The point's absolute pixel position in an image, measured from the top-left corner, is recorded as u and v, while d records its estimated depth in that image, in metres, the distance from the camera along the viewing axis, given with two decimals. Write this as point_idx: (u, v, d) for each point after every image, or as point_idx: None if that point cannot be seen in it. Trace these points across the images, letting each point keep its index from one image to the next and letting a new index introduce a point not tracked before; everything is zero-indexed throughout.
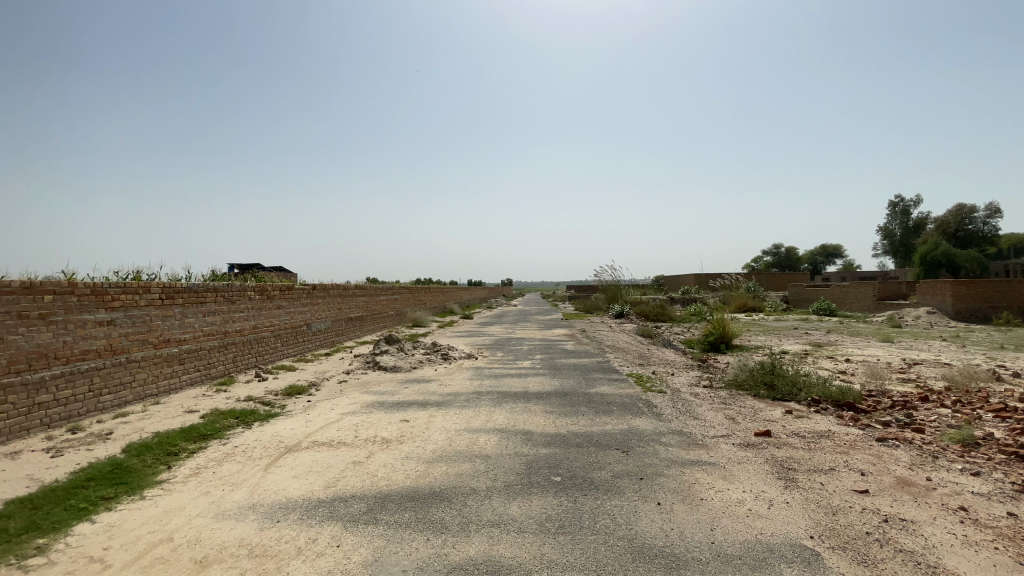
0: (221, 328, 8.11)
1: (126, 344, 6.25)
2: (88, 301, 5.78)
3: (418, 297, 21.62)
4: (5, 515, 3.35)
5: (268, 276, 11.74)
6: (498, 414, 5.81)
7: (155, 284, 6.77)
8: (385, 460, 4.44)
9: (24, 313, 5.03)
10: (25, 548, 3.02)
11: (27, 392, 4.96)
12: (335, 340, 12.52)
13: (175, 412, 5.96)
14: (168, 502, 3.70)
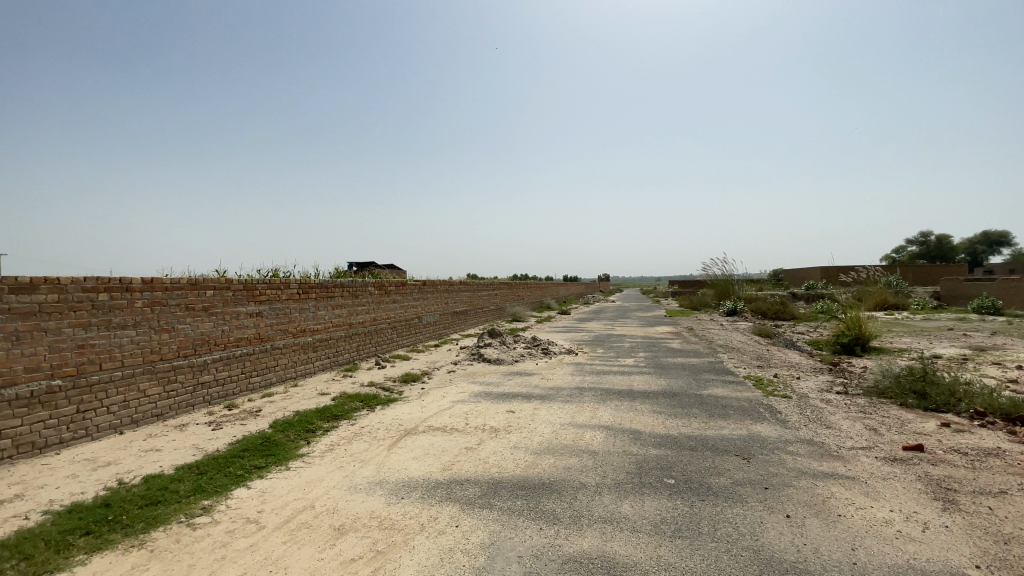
0: (347, 320, 8.94)
1: (270, 333, 7.14)
2: (241, 296, 6.66)
3: (517, 293, 21.93)
4: (178, 478, 4.01)
5: (384, 272, 12.72)
6: (604, 411, 5.73)
7: (294, 280, 7.63)
8: (495, 448, 4.59)
9: (192, 306, 5.96)
10: (193, 508, 3.58)
11: (192, 373, 5.89)
12: (442, 333, 13.21)
13: (311, 394, 6.69)
14: (308, 474, 4.16)
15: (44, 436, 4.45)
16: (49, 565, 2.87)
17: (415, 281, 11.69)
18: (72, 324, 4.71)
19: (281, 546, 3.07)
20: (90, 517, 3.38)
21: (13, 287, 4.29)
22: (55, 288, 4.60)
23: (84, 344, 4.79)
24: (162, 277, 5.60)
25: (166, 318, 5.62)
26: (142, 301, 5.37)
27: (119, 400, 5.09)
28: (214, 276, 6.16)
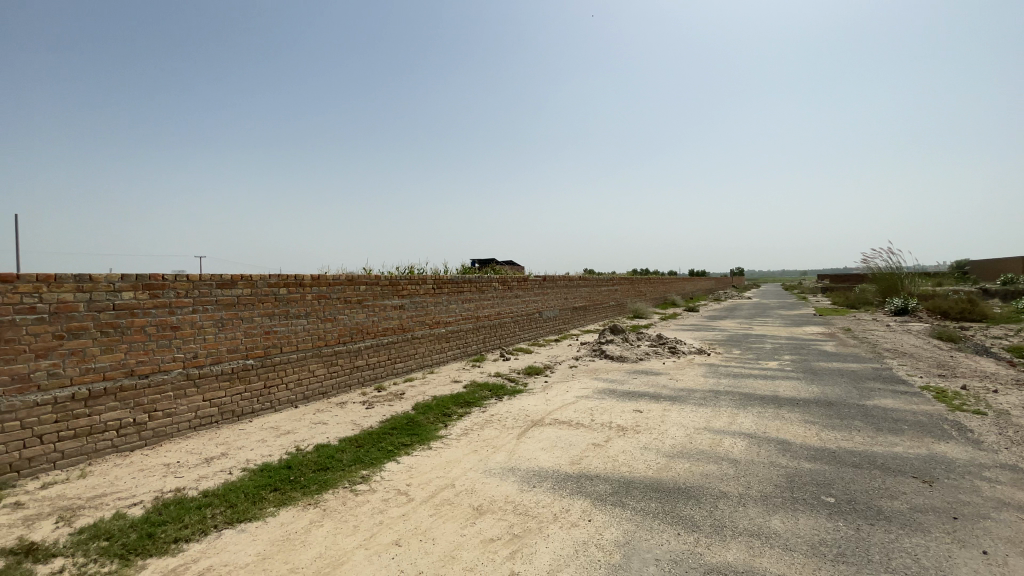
0: (475, 313, 9.46)
1: (411, 324, 7.82)
2: (387, 290, 7.38)
3: (638, 288, 21.23)
4: (342, 448, 4.60)
5: (507, 269, 13.19)
6: (743, 417, 5.32)
7: (430, 276, 8.25)
8: (624, 447, 4.52)
9: (349, 299, 6.74)
10: (354, 476, 4.07)
11: (349, 357, 6.69)
12: (562, 328, 13.34)
13: (445, 382, 7.20)
14: (448, 454, 4.50)
15: (240, 405, 5.41)
16: (249, 514, 3.47)
17: (537, 276, 11.95)
18: (260, 313, 5.62)
19: (428, 519, 3.36)
20: (277, 476, 4.03)
21: (220, 283, 5.24)
22: (248, 284, 5.51)
23: (268, 331, 5.69)
24: (326, 274, 6.42)
25: (329, 310, 6.44)
26: (311, 295, 6.22)
27: (293, 378, 5.98)
28: (366, 273, 6.90)
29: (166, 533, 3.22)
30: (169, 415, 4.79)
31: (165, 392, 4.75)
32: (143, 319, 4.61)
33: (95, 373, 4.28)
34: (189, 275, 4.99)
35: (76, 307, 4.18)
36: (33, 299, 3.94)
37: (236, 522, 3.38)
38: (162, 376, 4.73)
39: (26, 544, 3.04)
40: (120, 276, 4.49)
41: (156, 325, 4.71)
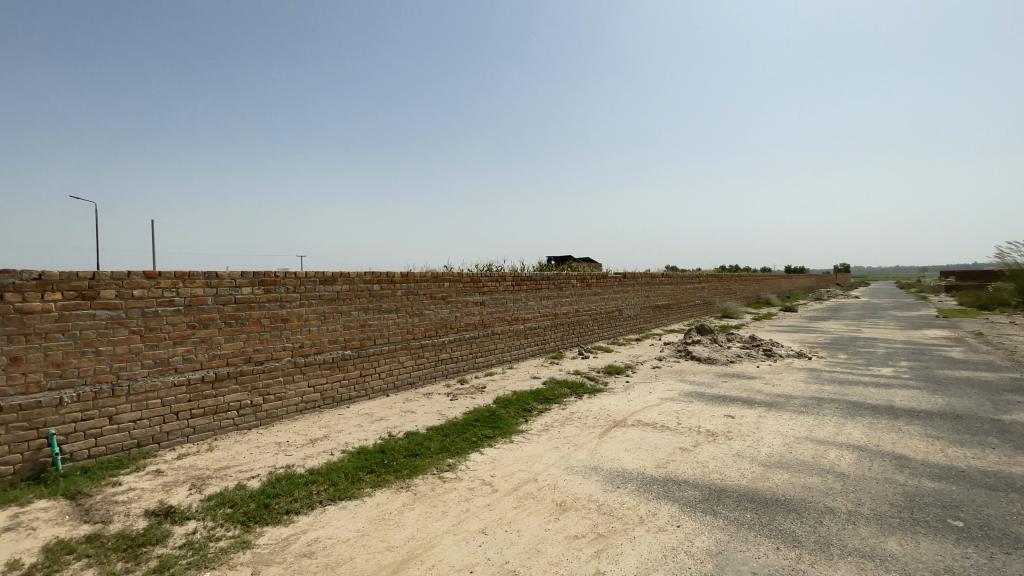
0: (554, 310, 9.47)
1: (491, 320, 8.00)
2: (469, 287, 7.59)
3: (727, 286, 20.03)
4: (429, 437, 4.83)
5: (586, 266, 13.03)
6: (851, 428, 4.86)
7: (510, 273, 8.37)
8: (714, 453, 4.32)
9: (434, 295, 7.03)
10: (442, 464, 4.26)
11: (434, 350, 6.99)
12: (643, 327, 12.95)
13: (525, 377, 7.29)
14: (530, 449, 4.56)
15: (339, 392, 5.86)
16: (349, 493, 3.75)
17: (617, 274, 11.70)
18: (356, 308, 6.03)
19: (513, 510, 3.43)
20: (372, 459, 4.31)
21: (323, 279, 5.70)
22: (346, 280, 5.94)
23: (364, 324, 6.09)
24: (413, 272, 6.74)
25: (417, 305, 6.76)
26: (401, 291, 6.56)
27: (385, 369, 6.36)
28: (450, 270, 7.15)
29: (279, 505, 3.57)
30: (279, 398, 5.31)
31: (276, 377, 5.27)
32: (259, 311, 5.14)
33: (220, 358, 4.84)
34: (296, 272, 5.47)
35: (205, 300, 4.75)
36: (172, 293, 4.53)
37: (338, 500, 3.67)
38: (273, 363, 5.25)
39: (166, 507, 3.52)
40: (240, 273, 5.03)
41: (270, 317, 5.22)
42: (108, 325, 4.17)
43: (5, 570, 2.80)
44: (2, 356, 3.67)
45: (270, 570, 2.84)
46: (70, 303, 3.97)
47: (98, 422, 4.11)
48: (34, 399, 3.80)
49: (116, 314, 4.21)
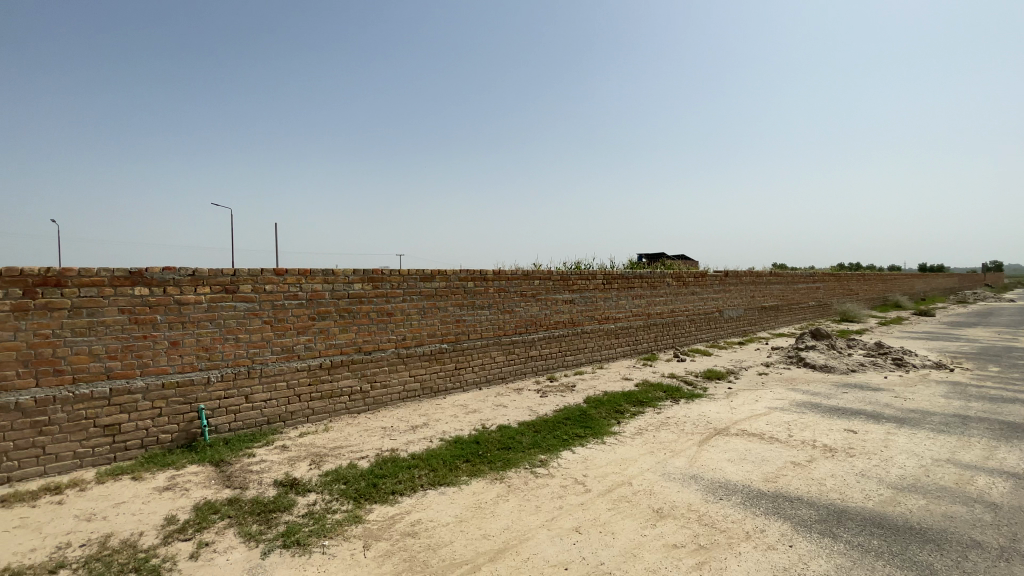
0: (647, 310, 9.15)
1: (581, 318, 7.92)
2: (559, 285, 7.57)
3: (846, 286, 18.00)
4: (522, 431, 4.91)
5: (682, 264, 12.40)
6: (1008, 453, 4.16)
7: (601, 271, 8.21)
8: (832, 470, 3.92)
9: (525, 293, 7.11)
10: (535, 459, 4.32)
11: (525, 347, 7.10)
12: (747, 330, 12.08)
13: (616, 378, 7.14)
14: (623, 451, 4.46)
15: (437, 383, 6.16)
16: (447, 479, 3.94)
17: (716, 272, 11.01)
18: (452, 304, 6.29)
19: (607, 512, 3.38)
20: (468, 449, 4.48)
21: (423, 277, 6.03)
22: (443, 278, 6.22)
23: (459, 319, 6.35)
24: (505, 269, 6.86)
25: (508, 302, 6.89)
26: (493, 288, 6.73)
27: (478, 363, 6.58)
28: (540, 268, 7.17)
29: (385, 485, 3.85)
30: (384, 386, 5.71)
31: (382, 366, 5.67)
32: (368, 305, 5.55)
33: (335, 348, 5.32)
34: (400, 270, 5.84)
35: (323, 294, 5.23)
36: (296, 288, 5.05)
37: (437, 485, 3.86)
38: (379, 353, 5.65)
39: (291, 479, 3.94)
40: (352, 271, 5.47)
41: (377, 311, 5.62)
42: (246, 315, 4.75)
43: (168, 522, 3.32)
44: (166, 340, 4.33)
45: (378, 545, 3.07)
46: (216, 296, 4.58)
47: (236, 399, 4.71)
48: (188, 377, 4.44)
49: (252, 306, 4.79)
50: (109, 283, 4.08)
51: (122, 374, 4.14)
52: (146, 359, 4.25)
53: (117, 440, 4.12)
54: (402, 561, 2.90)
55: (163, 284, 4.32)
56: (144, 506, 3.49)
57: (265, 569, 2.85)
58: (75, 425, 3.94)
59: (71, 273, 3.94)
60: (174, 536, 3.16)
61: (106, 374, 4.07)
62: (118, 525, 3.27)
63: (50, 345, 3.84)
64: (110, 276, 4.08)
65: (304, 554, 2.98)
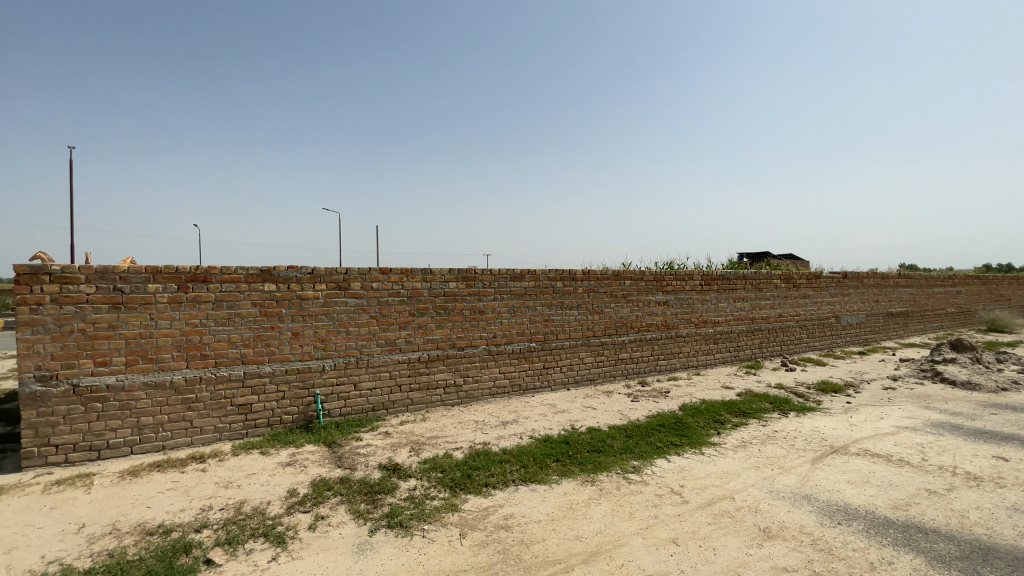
0: (749, 314, 8.53)
1: (676, 321, 7.58)
2: (652, 286, 7.29)
3: (997, 290, 15.44)
4: (614, 435, 4.82)
5: (790, 264, 11.39)
6: None
7: (698, 271, 7.78)
8: (978, 502, 3.40)
9: (616, 293, 6.94)
10: (627, 464, 4.22)
11: (615, 350, 6.95)
12: (868, 338, 10.81)
13: (714, 386, 6.74)
14: (724, 464, 4.21)
15: (526, 381, 6.25)
16: (538, 477, 3.97)
17: (831, 273, 9.97)
18: (542, 303, 6.33)
19: (707, 526, 3.21)
20: (558, 449, 4.49)
21: (513, 276, 6.12)
22: (532, 277, 6.27)
23: (548, 319, 6.37)
24: (595, 269, 6.74)
25: (598, 302, 6.78)
26: (583, 288, 6.65)
27: (567, 363, 6.56)
28: (632, 268, 6.95)
29: (478, 477, 3.98)
30: (476, 381, 5.90)
31: (474, 362, 5.86)
32: (461, 303, 5.76)
33: (431, 343, 5.59)
34: (491, 269, 5.99)
35: (421, 292, 5.52)
36: (399, 286, 5.38)
37: (528, 482, 3.92)
38: (471, 349, 5.85)
39: (393, 464, 4.21)
40: (448, 270, 5.71)
41: (470, 309, 5.82)
42: (355, 310, 5.15)
43: (290, 494, 3.69)
44: (289, 331, 4.83)
45: (474, 534, 3.18)
46: (330, 292, 5.02)
47: (346, 387, 5.13)
48: (306, 365, 4.92)
49: (360, 302, 5.17)
50: (244, 280, 4.62)
51: (253, 359, 4.68)
52: (272, 347, 4.76)
53: (248, 418, 4.68)
54: (497, 553, 2.98)
55: (287, 281, 4.82)
56: (270, 479, 3.92)
57: (372, 546, 3.07)
58: (215, 403, 4.53)
59: (215, 270, 4.51)
60: (296, 507, 3.52)
61: (240, 359, 4.62)
62: (250, 493, 3.70)
63: (197, 332, 4.45)
64: (245, 274, 4.62)
65: (406, 536, 3.16)
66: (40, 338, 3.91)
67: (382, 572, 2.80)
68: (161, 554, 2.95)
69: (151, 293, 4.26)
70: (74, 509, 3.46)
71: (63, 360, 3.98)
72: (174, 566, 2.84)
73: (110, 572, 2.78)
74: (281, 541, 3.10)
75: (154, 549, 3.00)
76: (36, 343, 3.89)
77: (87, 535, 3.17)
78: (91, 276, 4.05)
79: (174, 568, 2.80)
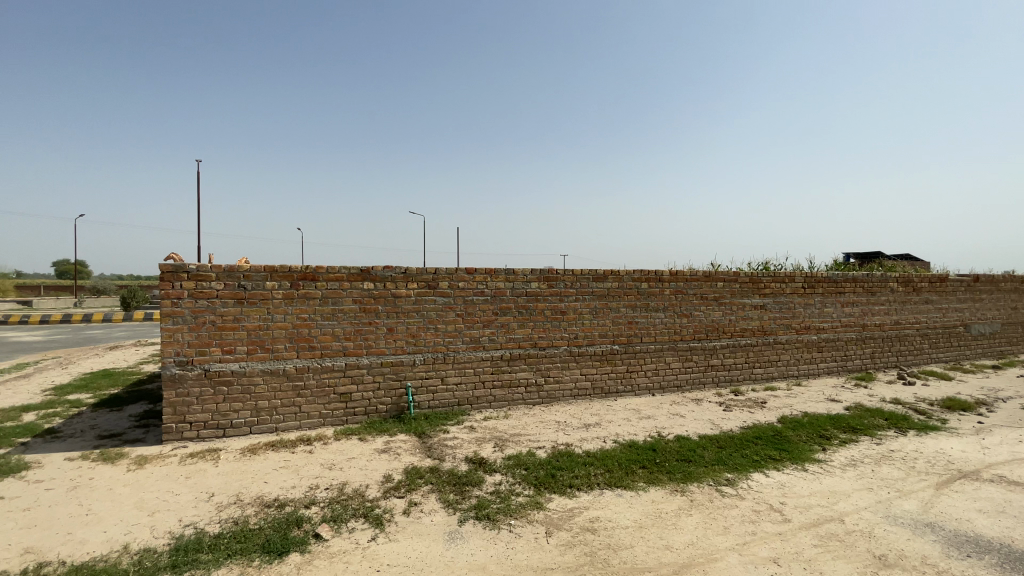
0: (859, 321, 7.75)
1: (773, 327, 7.07)
2: (747, 288, 6.85)
3: None
4: (704, 445, 4.60)
5: (909, 265, 10.21)
6: None
7: (800, 273, 7.19)
8: None
9: (706, 295, 6.61)
10: (720, 476, 4.01)
11: (704, 355, 6.63)
12: (1006, 351, 9.40)
13: (818, 398, 6.20)
14: (830, 483, 3.87)
15: (608, 384, 6.15)
16: (625, 482, 3.90)
17: (960, 276, 8.79)
18: (625, 305, 6.19)
19: (813, 548, 2.98)
20: (645, 455, 4.37)
21: (596, 277, 6.04)
22: (616, 278, 6.14)
23: (632, 321, 6.22)
24: (684, 270, 6.47)
25: (686, 305, 6.50)
26: (670, 290, 6.41)
27: (652, 367, 6.36)
28: (724, 269, 6.58)
29: (563, 478, 3.98)
30: (558, 381, 5.90)
31: (556, 362, 5.87)
32: (543, 303, 5.79)
33: (514, 341, 5.68)
34: (574, 269, 5.95)
35: (504, 292, 5.62)
36: (483, 285, 5.52)
37: (613, 486, 3.85)
38: (554, 349, 5.86)
39: (480, 458, 4.33)
40: (531, 270, 5.76)
41: (552, 309, 5.83)
42: (443, 308, 5.36)
43: (385, 480, 3.93)
44: (384, 327, 5.14)
45: (560, 534, 3.19)
46: (421, 291, 5.27)
47: (435, 382, 5.37)
48: (399, 359, 5.20)
49: (448, 300, 5.38)
50: (346, 279, 4.99)
51: (352, 352, 5.04)
52: (369, 341, 5.09)
53: (348, 406, 5.04)
54: (583, 554, 2.97)
55: (383, 280, 5.12)
56: (367, 464, 4.20)
57: (462, 536, 3.18)
58: (319, 391, 4.93)
59: (321, 270, 4.91)
60: (392, 492, 3.74)
61: (342, 351, 5.00)
62: (350, 475, 3.99)
63: (306, 326, 4.87)
64: (347, 273, 4.99)
65: (494, 529, 3.24)
66: (180, 327, 4.49)
67: (472, 562, 2.90)
68: (278, 525, 3.27)
69: (268, 290, 4.73)
70: (205, 479, 3.93)
71: (197, 347, 4.54)
72: (288, 537, 3.13)
73: (236, 538, 3.12)
74: (379, 523, 3.31)
75: (272, 520, 3.33)
76: (176, 332, 4.47)
77: (216, 503, 3.59)
78: (220, 274, 4.57)
79: (288, 539, 3.10)
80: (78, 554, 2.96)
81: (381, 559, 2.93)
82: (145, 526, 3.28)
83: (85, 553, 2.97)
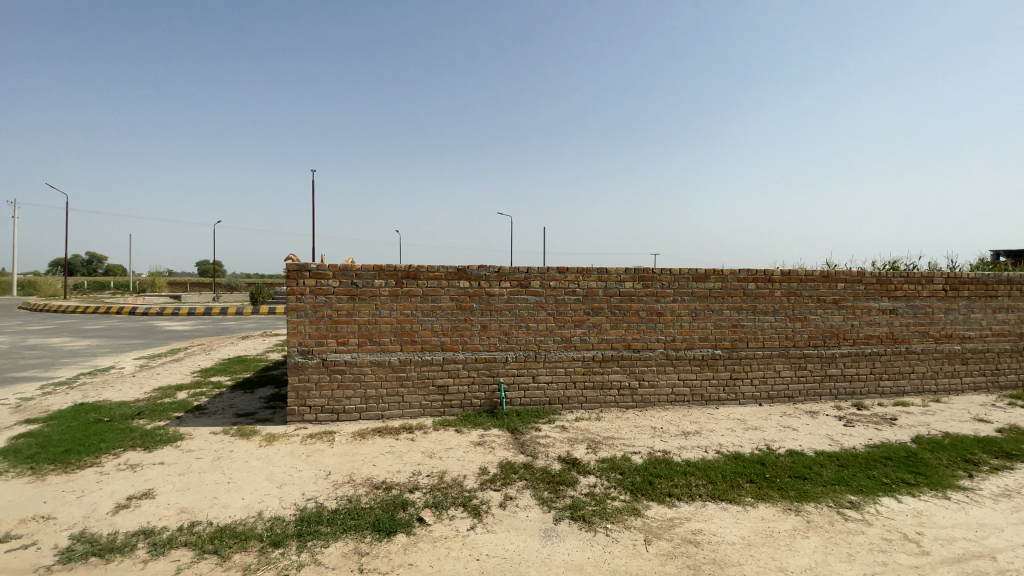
0: (1016, 330, 6.60)
1: (905, 334, 6.25)
2: (874, 290, 6.11)
3: None
4: (821, 462, 4.18)
5: None
6: None
7: (940, 273, 6.27)
8: None
9: (824, 298, 6.01)
10: (842, 498, 3.62)
11: (819, 364, 6.04)
12: None
13: (962, 417, 5.37)
14: (981, 515, 3.34)
15: (708, 391, 5.82)
16: (729, 496, 3.67)
17: None
18: (728, 307, 5.82)
19: None
20: (752, 469, 4.08)
21: (697, 277, 5.73)
22: (719, 278, 5.79)
23: (736, 324, 5.83)
24: (797, 270, 5.93)
25: (800, 308, 5.96)
26: (780, 291, 5.91)
27: (759, 375, 5.92)
28: (845, 269, 5.93)
29: (660, 485, 3.83)
30: (654, 385, 5.71)
31: (651, 366, 5.68)
32: (638, 304, 5.62)
33: (607, 342, 5.58)
34: (671, 269, 5.70)
35: (597, 292, 5.53)
36: (575, 285, 5.48)
37: (717, 499, 3.64)
38: (649, 352, 5.68)
39: (573, 459, 4.31)
40: (625, 269, 5.62)
41: (647, 309, 5.64)
42: (535, 307, 5.41)
43: (482, 472, 4.06)
44: (479, 323, 5.30)
45: (659, 543, 3.08)
46: (514, 290, 5.36)
47: (527, 379, 5.44)
48: (493, 355, 5.35)
49: (540, 299, 5.42)
50: (444, 277, 5.22)
51: (450, 347, 5.26)
52: (465, 337, 5.29)
53: (445, 399, 5.28)
54: (685, 566, 2.84)
55: (478, 279, 5.28)
56: (464, 455, 4.36)
57: (558, 534, 3.19)
58: (420, 383, 5.21)
59: (423, 269, 5.19)
60: (488, 484, 3.85)
61: (440, 346, 5.24)
62: (448, 465, 4.17)
63: (408, 321, 5.16)
64: (445, 272, 5.22)
65: (590, 531, 3.21)
66: (303, 320, 4.98)
67: (569, 561, 2.90)
68: (385, 506, 3.50)
69: (376, 287, 5.09)
70: (323, 459, 4.33)
71: (316, 338, 5.01)
72: (395, 518, 3.34)
73: (350, 515, 3.40)
74: (477, 513, 3.42)
75: (380, 501, 3.58)
76: (300, 324, 4.97)
77: (332, 481, 3.94)
78: (336, 273, 5.01)
79: (395, 520, 3.31)
80: (222, 517, 3.40)
81: (480, 548, 3.03)
82: (275, 496, 3.69)
83: (229, 516, 3.41)
